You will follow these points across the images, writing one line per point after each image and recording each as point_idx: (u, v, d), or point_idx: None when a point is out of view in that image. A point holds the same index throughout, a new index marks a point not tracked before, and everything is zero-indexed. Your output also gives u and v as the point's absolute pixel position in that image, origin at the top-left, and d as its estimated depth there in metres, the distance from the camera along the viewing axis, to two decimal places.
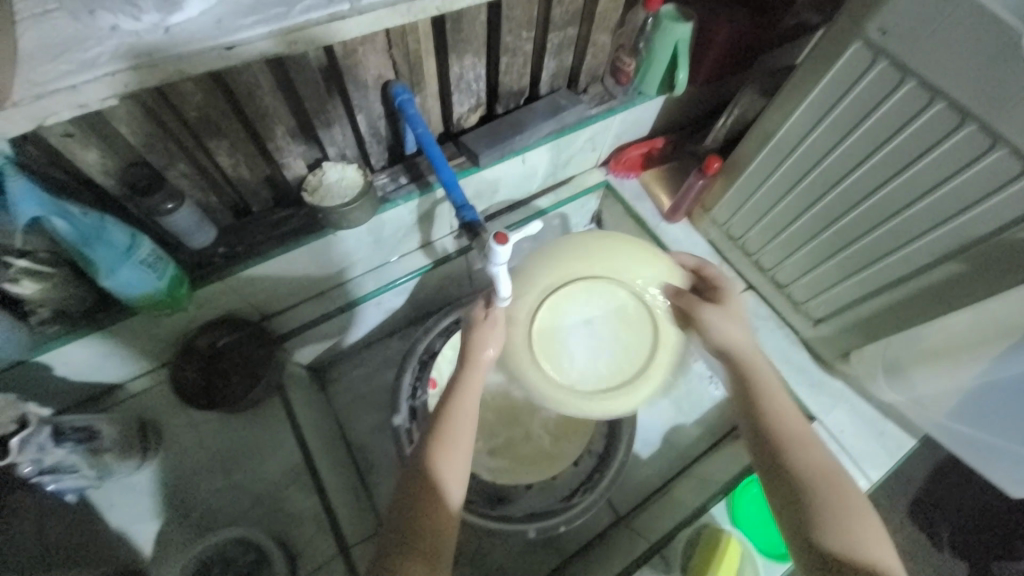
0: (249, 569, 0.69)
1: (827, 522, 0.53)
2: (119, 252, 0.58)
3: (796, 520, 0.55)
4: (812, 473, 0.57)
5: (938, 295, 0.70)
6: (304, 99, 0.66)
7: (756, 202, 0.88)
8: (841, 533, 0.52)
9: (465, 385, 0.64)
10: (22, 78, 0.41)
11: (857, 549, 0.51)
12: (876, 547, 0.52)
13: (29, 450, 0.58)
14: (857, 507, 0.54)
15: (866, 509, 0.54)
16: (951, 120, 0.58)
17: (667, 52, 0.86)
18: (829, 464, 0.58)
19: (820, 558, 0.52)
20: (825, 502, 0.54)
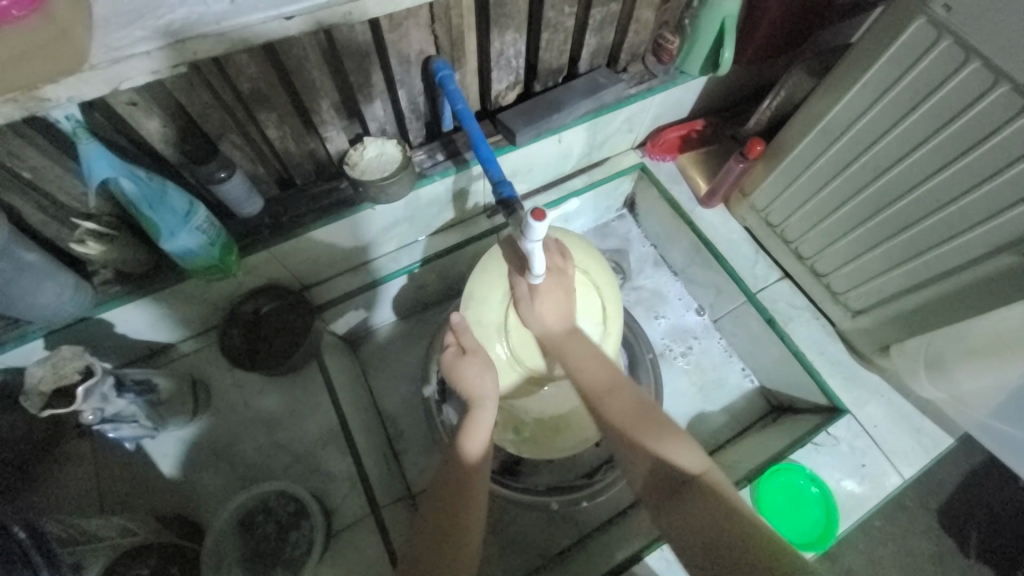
0: (289, 520, 0.73)
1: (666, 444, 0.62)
2: (178, 217, 0.62)
3: (633, 451, 0.63)
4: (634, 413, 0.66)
5: (989, 289, 0.67)
6: (349, 73, 0.67)
7: (799, 187, 0.85)
8: (665, 442, 0.62)
9: (476, 405, 0.69)
10: (100, 43, 0.43)
11: (677, 457, 0.60)
12: (691, 457, 0.60)
13: (93, 398, 0.62)
14: (665, 429, 0.64)
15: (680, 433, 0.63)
16: (1017, 104, 0.55)
17: (713, 29, 0.83)
18: (639, 410, 0.67)
19: (657, 478, 0.60)
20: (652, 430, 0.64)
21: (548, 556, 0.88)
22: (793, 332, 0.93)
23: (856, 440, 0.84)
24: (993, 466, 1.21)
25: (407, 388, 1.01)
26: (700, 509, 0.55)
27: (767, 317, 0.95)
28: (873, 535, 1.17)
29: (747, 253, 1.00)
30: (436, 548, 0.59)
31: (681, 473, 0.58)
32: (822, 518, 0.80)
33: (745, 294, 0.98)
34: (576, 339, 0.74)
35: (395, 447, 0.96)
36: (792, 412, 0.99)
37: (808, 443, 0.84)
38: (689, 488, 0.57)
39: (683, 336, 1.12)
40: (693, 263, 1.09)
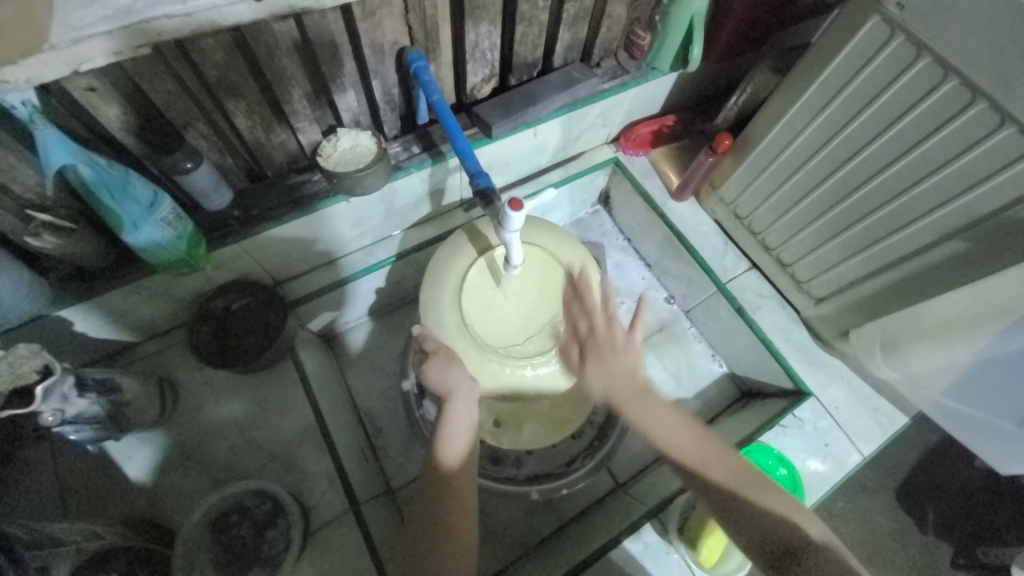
0: (264, 519, 0.72)
1: (761, 497, 0.60)
2: (142, 207, 0.59)
3: (731, 515, 0.60)
4: (726, 469, 0.63)
5: (939, 273, 0.71)
6: (321, 62, 0.66)
7: (766, 180, 0.89)
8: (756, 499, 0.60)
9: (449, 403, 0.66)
10: (60, 22, 0.41)
11: (776, 509, 0.59)
12: (796, 512, 0.60)
13: (53, 397, 0.60)
14: (772, 489, 0.61)
15: (775, 487, 0.62)
16: (963, 98, 0.59)
17: (682, 27, 0.85)
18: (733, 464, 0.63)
19: (773, 545, 0.58)
20: (762, 497, 0.60)
21: (529, 545, 0.89)
22: (761, 320, 0.97)
23: (820, 421, 0.89)
24: (945, 445, 1.28)
25: (385, 384, 1.00)
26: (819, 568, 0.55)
27: (736, 306, 0.99)
28: (836, 513, 1.23)
29: (717, 245, 1.03)
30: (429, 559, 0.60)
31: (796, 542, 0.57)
32: (791, 493, 0.81)
33: (715, 284, 1.01)
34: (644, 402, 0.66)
35: (375, 444, 0.94)
36: (760, 397, 1.03)
37: (774, 425, 0.88)
38: (799, 552, 0.56)
39: (657, 326, 1.15)
40: (666, 254, 1.12)
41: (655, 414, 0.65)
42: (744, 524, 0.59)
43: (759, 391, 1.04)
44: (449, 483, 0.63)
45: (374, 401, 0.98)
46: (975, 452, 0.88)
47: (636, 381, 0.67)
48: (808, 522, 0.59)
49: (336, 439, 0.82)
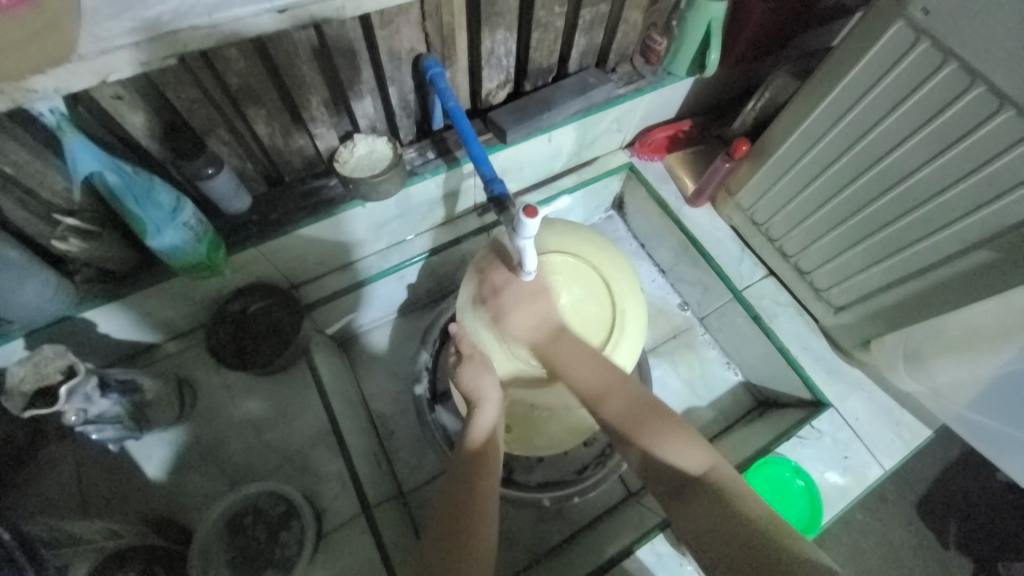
0: (279, 520, 0.73)
1: (661, 443, 0.62)
2: (165, 213, 0.60)
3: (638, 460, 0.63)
4: (628, 413, 0.65)
5: (966, 284, 0.69)
6: (340, 69, 0.67)
7: (784, 186, 0.87)
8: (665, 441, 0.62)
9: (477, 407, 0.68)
10: (87, 33, 0.42)
11: (675, 459, 0.60)
12: (693, 455, 0.61)
13: (76, 398, 0.61)
14: (670, 426, 0.63)
15: (680, 429, 0.63)
16: (991, 105, 0.57)
17: (699, 32, 0.85)
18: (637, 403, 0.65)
19: (662, 484, 0.61)
20: (651, 430, 0.63)
21: (539, 552, 0.89)
22: (777, 328, 0.96)
23: (839, 433, 0.87)
24: (968, 459, 1.25)
25: (397, 387, 1.00)
26: (699, 508, 0.56)
27: (752, 314, 0.97)
28: (854, 527, 1.21)
29: (734, 251, 1.02)
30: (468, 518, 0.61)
31: (687, 476, 0.59)
32: (807, 508, 0.81)
33: (731, 291, 1.00)
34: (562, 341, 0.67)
35: (386, 447, 0.95)
36: (777, 406, 1.01)
37: (792, 436, 0.86)
38: (692, 488, 0.58)
39: (671, 333, 1.13)
40: (681, 260, 1.10)
41: (569, 353, 0.66)
42: (642, 464, 0.63)
43: (775, 400, 1.02)
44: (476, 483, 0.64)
45: (387, 404, 0.98)
46: (1001, 466, 0.86)
47: (556, 323, 0.69)
48: (705, 463, 0.60)
49: (349, 442, 0.82)
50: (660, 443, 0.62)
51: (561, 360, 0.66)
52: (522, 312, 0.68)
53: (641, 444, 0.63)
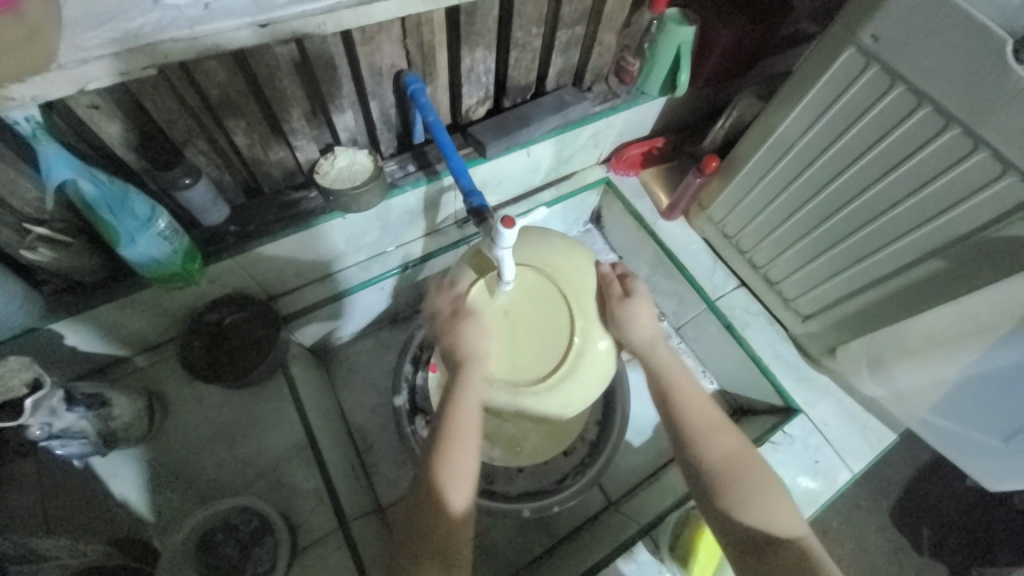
0: (252, 536, 0.71)
1: (752, 501, 0.61)
2: (140, 222, 0.60)
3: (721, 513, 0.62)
4: (728, 461, 0.64)
5: (922, 291, 0.73)
6: (321, 83, 0.68)
7: (752, 200, 0.91)
8: (754, 499, 0.61)
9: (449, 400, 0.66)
10: (68, 44, 0.43)
11: (772, 522, 0.59)
12: (786, 519, 0.59)
13: (40, 413, 0.59)
14: (762, 486, 0.62)
15: (769, 489, 0.62)
16: (937, 123, 0.62)
17: (670, 54, 0.89)
18: (737, 453, 0.65)
19: (750, 540, 0.58)
20: (744, 488, 0.62)
21: (520, 565, 0.88)
22: (749, 337, 0.99)
23: (810, 438, 0.90)
24: (935, 464, 1.29)
25: (377, 400, 1.00)
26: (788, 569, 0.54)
27: (726, 323, 1.00)
28: (830, 535, 1.23)
29: (706, 263, 1.06)
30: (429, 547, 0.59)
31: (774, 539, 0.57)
32: None
33: (705, 301, 1.03)
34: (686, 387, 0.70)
35: (366, 461, 0.94)
36: (750, 413, 1.04)
37: (765, 442, 0.89)
38: (776, 547, 0.56)
39: None
40: (656, 272, 1.14)
41: (694, 400, 0.69)
42: (725, 522, 0.61)
43: (749, 408, 1.05)
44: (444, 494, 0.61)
45: (367, 417, 0.97)
46: (960, 467, 0.90)
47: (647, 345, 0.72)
48: (800, 531, 0.59)
49: (326, 456, 0.81)
50: (751, 502, 0.60)
51: (684, 400, 0.69)
52: (642, 330, 0.71)
53: (716, 493, 0.62)
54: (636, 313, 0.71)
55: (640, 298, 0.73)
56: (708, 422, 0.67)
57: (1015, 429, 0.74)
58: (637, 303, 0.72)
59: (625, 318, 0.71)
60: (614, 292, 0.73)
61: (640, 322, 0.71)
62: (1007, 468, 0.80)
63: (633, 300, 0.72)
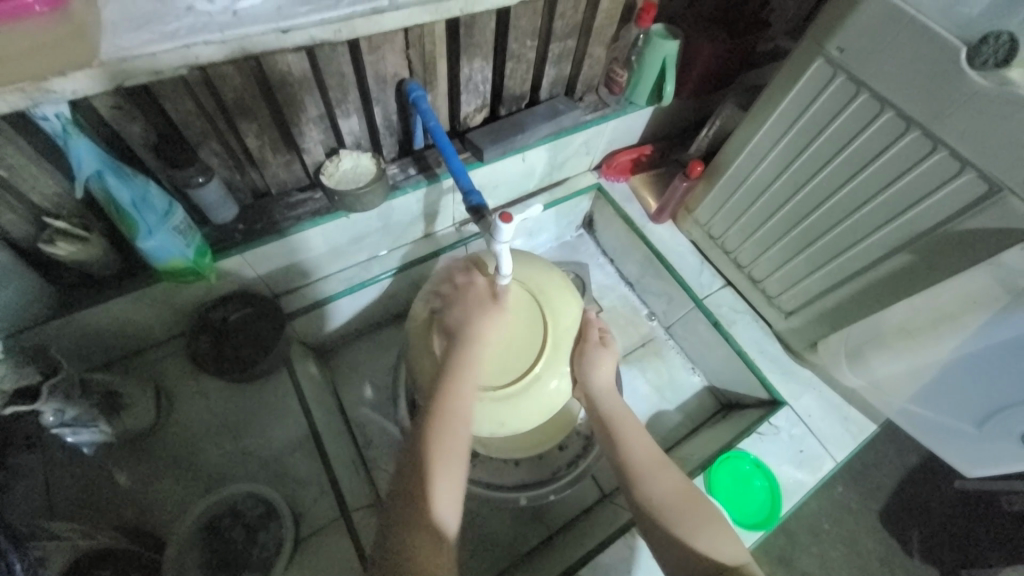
0: (258, 522, 0.74)
1: (702, 534, 0.63)
2: (158, 216, 0.63)
3: (664, 541, 0.65)
4: (676, 497, 0.68)
5: (893, 283, 0.78)
6: (328, 89, 0.73)
7: (736, 202, 0.96)
8: (701, 530, 0.64)
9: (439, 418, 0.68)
10: (109, 42, 0.46)
11: (715, 549, 0.62)
12: (727, 549, 0.62)
13: (54, 395, 0.62)
14: (704, 517, 0.66)
15: (707, 518, 0.66)
16: (900, 127, 0.67)
17: (656, 66, 0.95)
18: (679, 486, 0.69)
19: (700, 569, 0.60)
20: (687, 522, 0.65)
21: (518, 555, 0.90)
22: (736, 333, 1.03)
23: (794, 429, 0.93)
24: (921, 468, 1.33)
25: (379, 398, 1.02)
26: None
27: (713, 321, 1.04)
28: (823, 536, 1.26)
29: (694, 263, 1.10)
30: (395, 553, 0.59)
31: (716, 566, 0.60)
32: (767, 501, 0.87)
33: (693, 300, 1.07)
34: (627, 419, 0.76)
35: (366, 456, 0.95)
36: (738, 408, 1.08)
37: (753, 432, 0.92)
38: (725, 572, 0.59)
39: (640, 341, 1.19)
40: (647, 273, 1.18)
41: (633, 430, 0.74)
42: (669, 547, 0.64)
43: (737, 403, 1.09)
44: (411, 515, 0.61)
45: (368, 415, 0.99)
46: (937, 455, 0.94)
47: (604, 386, 0.78)
48: (740, 555, 0.62)
49: (329, 448, 0.83)
50: (697, 534, 0.63)
51: (622, 433, 0.74)
52: (602, 380, 0.78)
53: (662, 526, 0.65)
54: (600, 361, 0.78)
55: (612, 354, 0.80)
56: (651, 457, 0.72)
57: (987, 415, 0.79)
58: (608, 357, 0.79)
59: (590, 364, 0.78)
60: (593, 337, 0.80)
61: (604, 372, 0.78)
62: (980, 451, 0.85)
63: (607, 350, 0.79)
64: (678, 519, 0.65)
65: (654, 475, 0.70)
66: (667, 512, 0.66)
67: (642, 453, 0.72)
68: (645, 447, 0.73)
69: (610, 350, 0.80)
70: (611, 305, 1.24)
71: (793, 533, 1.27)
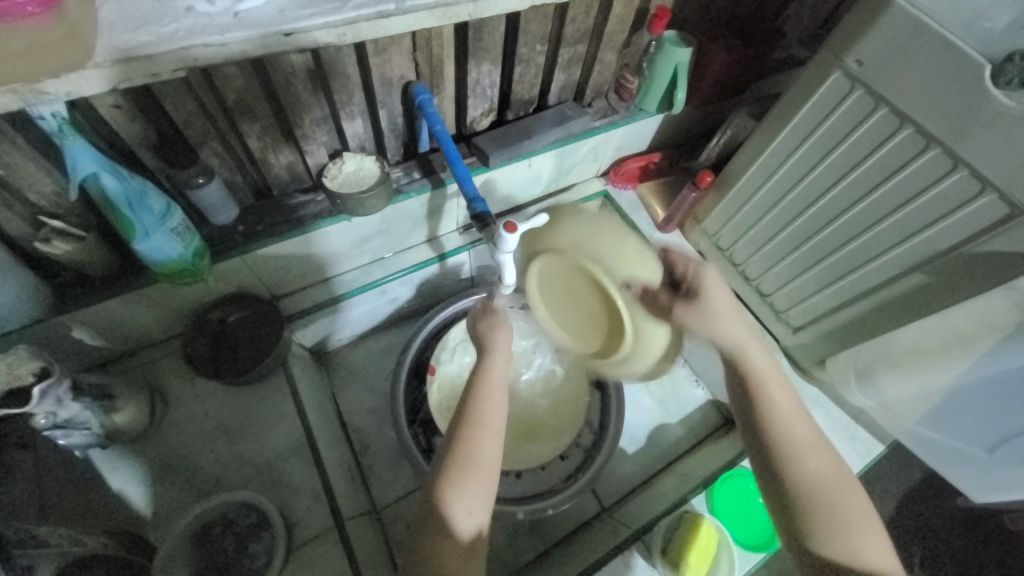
0: (249, 530, 0.72)
1: (828, 537, 0.53)
2: (155, 217, 0.62)
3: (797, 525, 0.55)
4: (829, 479, 0.56)
5: (906, 303, 0.76)
6: (332, 91, 0.71)
7: (746, 214, 0.94)
8: (838, 530, 0.53)
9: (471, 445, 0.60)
10: (104, 42, 0.45)
11: (862, 563, 0.52)
12: (873, 556, 0.53)
13: (47, 400, 0.61)
14: (848, 526, 0.53)
15: (861, 526, 0.53)
16: (919, 143, 0.65)
17: (667, 72, 0.93)
18: (835, 467, 0.57)
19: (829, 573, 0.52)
20: (825, 513, 0.54)
21: (514, 569, 0.88)
22: None
23: None
24: (926, 486, 1.31)
25: (377, 402, 1.01)
26: None
27: None
28: None
29: None
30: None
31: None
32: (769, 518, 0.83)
33: None
34: (762, 379, 0.61)
35: (362, 462, 0.94)
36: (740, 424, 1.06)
37: None
38: None
39: None
40: None
41: (778, 392, 0.60)
42: (792, 543, 0.56)
43: None
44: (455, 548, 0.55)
45: (365, 419, 0.98)
46: (950, 480, 0.91)
47: (727, 342, 0.63)
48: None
49: (324, 454, 0.82)
50: (828, 540, 0.53)
51: (760, 392, 0.60)
52: (720, 332, 0.63)
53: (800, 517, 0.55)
54: (716, 320, 0.64)
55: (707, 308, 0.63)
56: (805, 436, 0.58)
57: (1000, 441, 0.77)
58: (700, 313, 0.63)
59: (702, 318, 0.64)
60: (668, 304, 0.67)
61: (709, 326, 0.63)
62: (995, 479, 0.82)
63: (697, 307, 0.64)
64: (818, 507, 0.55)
65: (810, 451, 0.57)
66: (807, 496, 0.55)
67: (802, 431, 0.58)
68: (806, 436, 0.58)
69: (703, 308, 0.63)
70: None
71: None
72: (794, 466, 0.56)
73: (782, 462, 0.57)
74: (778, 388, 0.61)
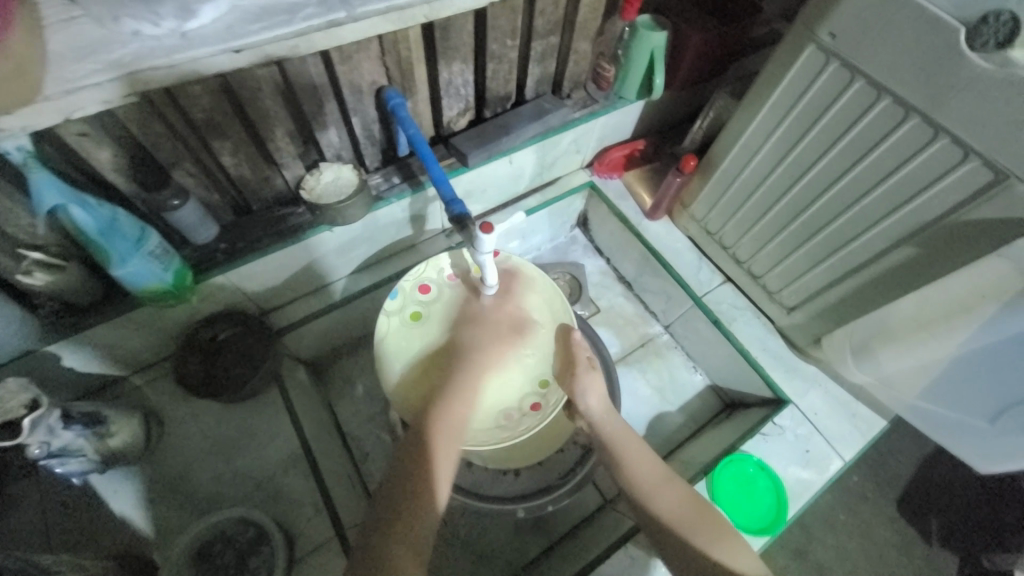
0: (249, 545, 0.73)
1: (717, 546, 0.65)
2: (130, 243, 0.62)
3: (687, 557, 0.65)
4: (688, 511, 0.69)
5: (898, 276, 0.75)
6: (302, 102, 0.71)
7: (732, 195, 0.93)
8: (719, 543, 0.65)
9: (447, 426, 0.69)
10: (54, 74, 0.46)
11: (735, 561, 0.63)
12: (745, 558, 0.65)
13: (38, 431, 0.61)
14: (719, 529, 0.67)
15: (727, 531, 0.67)
16: (898, 114, 0.64)
17: (644, 58, 0.91)
18: (688, 501, 0.70)
19: None
20: (707, 536, 0.66)
21: (519, 566, 0.88)
22: (737, 330, 1.00)
23: (800, 428, 0.91)
24: (938, 458, 1.29)
25: (375, 409, 1.01)
26: None
27: (713, 318, 1.02)
28: (840, 529, 1.23)
29: (691, 260, 1.07)
30: (411, 500, 0.62)
31: None
32: (772, 505, 0.84)
33: (692, 297, 1.05)
34: (629, 435, 0.76)
35: (363, 470, 0.94)
36: (740, 407, 1.06)
37: (756, 433, 0.90)
38: None
39: (639, 341, 1.17)
40: (644, 272, 1.15)
41: (636, 451, 0.74)
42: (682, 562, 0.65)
43: (740, 401, 1.06)
44: (408, 505, 0.62)
45: (364, 426, 0.99)
46: (951, 451, 0.90)
47: (603, 410, 0.77)
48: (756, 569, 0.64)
49: (322, 465, 0.83)
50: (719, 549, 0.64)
51: (626, 452, 0.74)
52: (596, 403, 0.77)
53: (687, 544, 0.65)
54: (590, 386, 0.77)
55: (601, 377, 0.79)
56: (659, 479, 0.72)
57: (998, 411, 0.75)
58: (596, 381, 0.78)
59: (582, 390, 0.77)
60: (582, 359, 0.79)
61: (595, 393, 0.77)
62: (995, 450, 0.81)
63: (595, 375, 0.78)
64: (692, 531, 0.66)
65: (666, 490, 0.71)
66: (682, 526, 0.67)
67: (651, 471, 0.72)
68: (654, 468, 0.73)
69: (595, 376, 0.78)
70: (608, 303, 1.22)
71: (809, 528, 1.24)
72: (660, 504, 0.69)
73: (657, 501, 0.70)
74: (631, 438, 0.76)
